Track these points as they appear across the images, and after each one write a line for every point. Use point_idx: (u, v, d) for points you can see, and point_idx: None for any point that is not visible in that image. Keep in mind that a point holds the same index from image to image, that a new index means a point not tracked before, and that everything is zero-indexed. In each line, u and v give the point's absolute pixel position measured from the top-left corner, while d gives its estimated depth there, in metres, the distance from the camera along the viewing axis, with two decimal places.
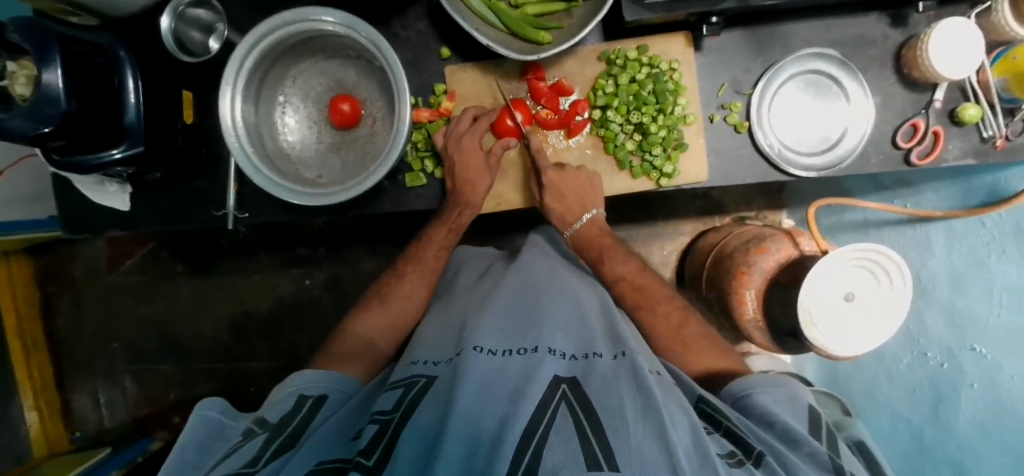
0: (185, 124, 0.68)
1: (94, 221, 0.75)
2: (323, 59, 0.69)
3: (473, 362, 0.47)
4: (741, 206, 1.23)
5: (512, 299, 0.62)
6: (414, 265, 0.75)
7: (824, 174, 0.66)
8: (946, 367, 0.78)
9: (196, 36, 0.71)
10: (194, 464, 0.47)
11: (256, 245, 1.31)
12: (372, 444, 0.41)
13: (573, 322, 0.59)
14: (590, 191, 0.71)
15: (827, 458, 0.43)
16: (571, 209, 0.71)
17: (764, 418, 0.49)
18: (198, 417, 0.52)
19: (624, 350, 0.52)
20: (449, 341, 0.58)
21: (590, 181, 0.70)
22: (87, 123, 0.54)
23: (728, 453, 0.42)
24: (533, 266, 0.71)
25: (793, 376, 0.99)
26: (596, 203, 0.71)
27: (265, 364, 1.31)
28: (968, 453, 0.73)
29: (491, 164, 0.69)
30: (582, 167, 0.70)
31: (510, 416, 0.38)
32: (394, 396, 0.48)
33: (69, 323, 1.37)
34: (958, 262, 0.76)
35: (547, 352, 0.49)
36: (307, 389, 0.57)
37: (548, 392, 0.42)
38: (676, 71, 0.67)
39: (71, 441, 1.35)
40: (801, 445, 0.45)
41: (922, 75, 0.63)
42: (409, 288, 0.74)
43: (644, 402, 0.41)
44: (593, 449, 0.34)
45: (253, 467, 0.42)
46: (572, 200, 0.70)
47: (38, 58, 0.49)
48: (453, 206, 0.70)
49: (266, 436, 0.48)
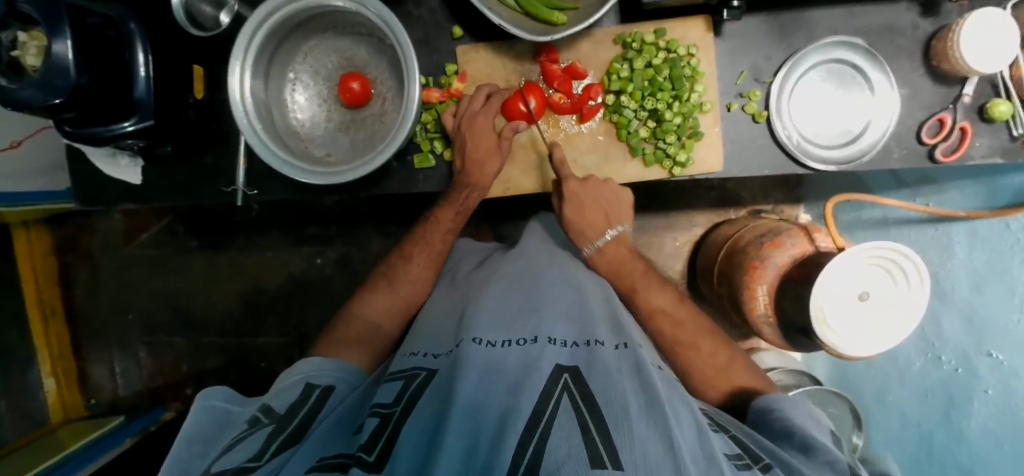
0: (195, 98, 0.68)
1: (107, 194, 0.76)
2: (333, 35, 0.68)
3: (471, 355, 0.46)
4: (757, 198, 1.20)
5: (515, 287, 0.61)
6: (423, 246, 0.75)
7: (843, 167, 0.64)
8: (960, 372, 0.77)
9: (207, 9, 0.69)
10: (200, 454, 0.47)
11: (267, 222, 1.33)
12: (372, 439, 0.40)
13: (574, 309, 0.58)
14: (614, 203, 0.70)
15: (846, 467, 0.44)
16: (593, 221, 0.70)
17: (785, 429, 0.49)
18: (201, 405, 0.53)
19: (626, 342, 0.52)
20: (447, 329, 0.59)
21: (615, 193, 0.69)
22: (97, 96, 0.54)
23: (734, 454, 0.41)
24: (536, 253, 0.71)
25: (802, 373, 1.01)
26: (621, 219, 0.70)
27: (274, 341, 1.34)
28: (977, 459, 0.76)
29: (503, 148, 0.68)
30: (608, 180, 0.69)
31: (511, 411, 0.38)
32: (394, 388, 0.48)
33: (85, 293, 1.40)
34: (980, 265, 0.74)
35: (547, 343, 0.49)
36: (314, 377, 0.57)
37: (549, 383, 0.42)
38: (694, 56, 0.65)
39: (88, 407, 1.40)
40: (822, 455, 0.45)
41: (952, 68, 0.60)
42: (416, 271, 0.74)
43: (648, 398, 0.41)
44: (598, 449, 0.33)
45: (259, 460, 0.43)
46: (596, 209, 0.69)
47: (48, 28, 0.49)
48: (460, 187, 0.70)
49: (272, 428, 0.48)
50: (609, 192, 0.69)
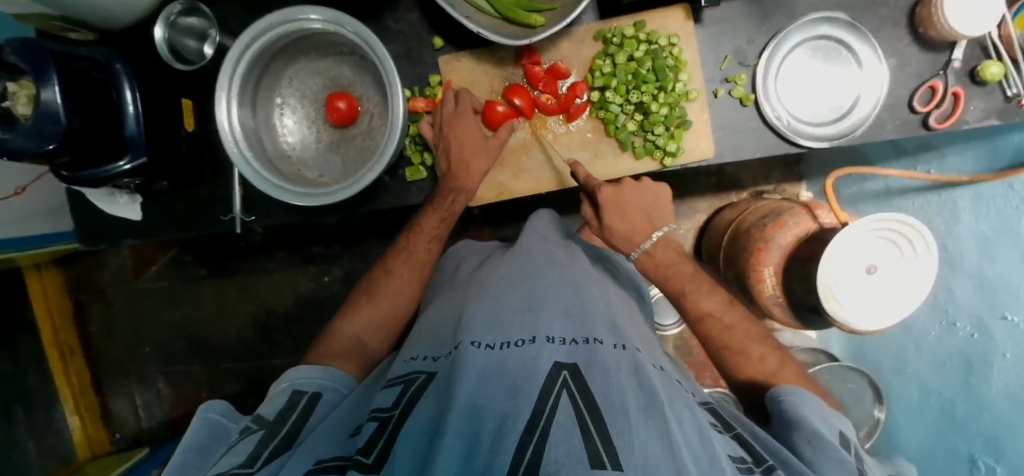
0: (187, 132, 0.69)
1: (110, 232, 0.77)
2: (316, 57, 0.68)
3: (469, 359, 0.45)
4: (758, 180, 1.20)
5: (510, 288, 0.61)
6: (407, 257, 0.76)
7: (836, 143, 0.63)
8: (977, 337, 0.75)
9: (191, 43, 0.71)
10: (197, 464, 0.48)
11: (272, 245, 1.34)
12: (370, 443, 0.41)
13: (572, 308, 0.58)
14: (655, 204, 0.68)
15: (854, 465, 0.45)
16: (635, 225, 0.68)
17: (794, 422, 0.51)
18: (200, 418, 0.53)
19: (624, 342, 0.53)
20: (445, 333, 0.58)
21: (653, 193, 0.68)
22: (89, 138, 0.55)
23: (737, 457, 0.42)
24: (536, 254, 0.71)
25: (818, 352, 1.01)
26: (662, 217, 0.68)
27: (289, 361, 1.35)
28: (1001, 424, 0.72)
29: (490, 148, 0.69)
30: (642, 182, 0.69)
31: (511, 412, 0.37)
32: (393, 392, 0.48)
33: (100, 329, 1.42)
34: (985, 228, 0.73)
35: (545, 342, 0.49)
36: (302, 385, 0.57)
37: (548, 381, 0.42)
38: (676, 46, 0.65)
39: (113, 442, 1.40)
40: (829, 450, 0.46)
41: (939, 35, 0.60)
42: (398, 284, 0.75)
43: (647, 401, 0.41)
44: (597, 447, 0.33)
45: (251, 467, 0.43)
46: (637, 210, 0.67)
47: (35, 77, 0.50)
48: (446, 191, 0.70)
49: (263, 433, 0.48)
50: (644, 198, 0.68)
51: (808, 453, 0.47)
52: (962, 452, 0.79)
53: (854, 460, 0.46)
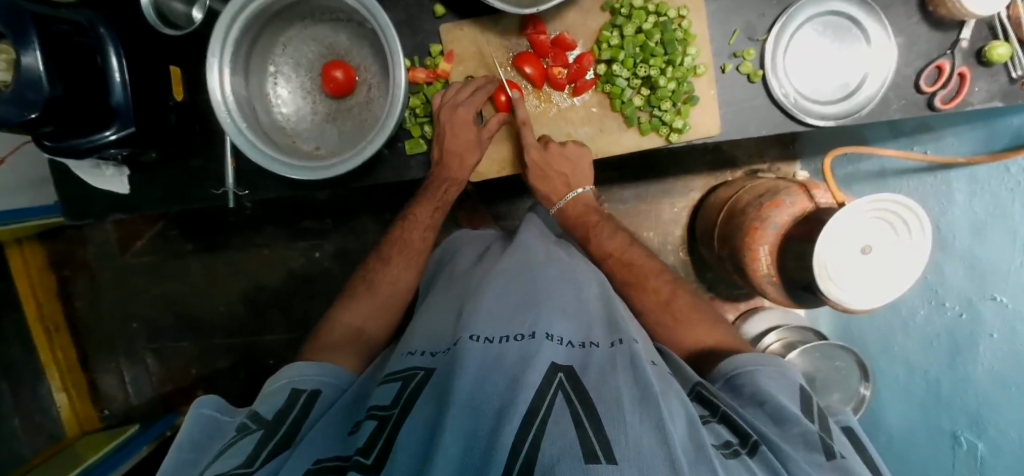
0: (176, 101, 0.66)
1: (96, 206, 0.75)
2: (311, 23, 0.66)
3: (468, 352, 0.45)
4: (754, 158, 1.20)
5: (507, 282, 0.60)
6: (403, 247, 0.76)
7: (842, 122, 0.63)
8: (964, 317, 0.76)
9: (178, 6, 0.68)
10: (190, 462, 0.47)
11: (261, 219, 1.32)
12: (370, 441, 0.40)
13: (571, 305, 0.57)
14: (577, 169, 0.71)
15: (819, 437, 0.44)
16: (555, 186, 0.73)
17: (755, 396, 0.49)
18: (194, 414, 0.52)
19: (621, 337, 0.51)
20: (444, 326, 0.57)
21: (578, 158, 0.69)
22: (74, 107, 0.53)
23: (722, 442, 0.42)
24: (531, 245, 0.70)
25: (806, 330, 1.03)
26: (580, 181, 0.73)
27: (280, 337, 1.34)
28: (984, 403, 0.74)
29: (482, 140, 0.68)
30: (568, 146, 0.69)
31: (508, 405, 0.37)
32: (392, 389, 0.47)
33: (85, 304, 1.39)
34: (979, 210, 0.73)
35: (544, 339, 0.48)
36: (302, 382, 0.56)
37: (545, 379, 0.41)
38: (685, 18, 0.63)
39: (101, 418, 1.39)
40: (794, 424, 0.45)
41: (949, 13, 0.59)
42: (396, 274, 0.75)
43: (642, 392, 0.40)
44: (593, 444, 0.33)
45: (250, 466, 0.43)
46: (557, 172, 0.70)
47: (15, 41, 0.47)
48: (441, 183, 0.71)
49: (261, 433, 0.47)
50: (568, 158, 0.69)
51: (773, 428, 0.46)
52: (946, 429, 0.82)
53: (818, 430, 0.46)
